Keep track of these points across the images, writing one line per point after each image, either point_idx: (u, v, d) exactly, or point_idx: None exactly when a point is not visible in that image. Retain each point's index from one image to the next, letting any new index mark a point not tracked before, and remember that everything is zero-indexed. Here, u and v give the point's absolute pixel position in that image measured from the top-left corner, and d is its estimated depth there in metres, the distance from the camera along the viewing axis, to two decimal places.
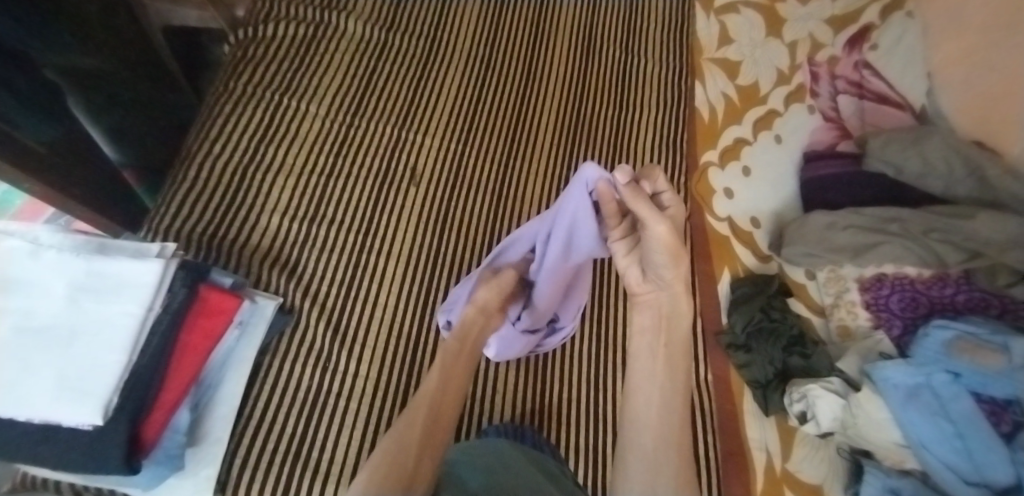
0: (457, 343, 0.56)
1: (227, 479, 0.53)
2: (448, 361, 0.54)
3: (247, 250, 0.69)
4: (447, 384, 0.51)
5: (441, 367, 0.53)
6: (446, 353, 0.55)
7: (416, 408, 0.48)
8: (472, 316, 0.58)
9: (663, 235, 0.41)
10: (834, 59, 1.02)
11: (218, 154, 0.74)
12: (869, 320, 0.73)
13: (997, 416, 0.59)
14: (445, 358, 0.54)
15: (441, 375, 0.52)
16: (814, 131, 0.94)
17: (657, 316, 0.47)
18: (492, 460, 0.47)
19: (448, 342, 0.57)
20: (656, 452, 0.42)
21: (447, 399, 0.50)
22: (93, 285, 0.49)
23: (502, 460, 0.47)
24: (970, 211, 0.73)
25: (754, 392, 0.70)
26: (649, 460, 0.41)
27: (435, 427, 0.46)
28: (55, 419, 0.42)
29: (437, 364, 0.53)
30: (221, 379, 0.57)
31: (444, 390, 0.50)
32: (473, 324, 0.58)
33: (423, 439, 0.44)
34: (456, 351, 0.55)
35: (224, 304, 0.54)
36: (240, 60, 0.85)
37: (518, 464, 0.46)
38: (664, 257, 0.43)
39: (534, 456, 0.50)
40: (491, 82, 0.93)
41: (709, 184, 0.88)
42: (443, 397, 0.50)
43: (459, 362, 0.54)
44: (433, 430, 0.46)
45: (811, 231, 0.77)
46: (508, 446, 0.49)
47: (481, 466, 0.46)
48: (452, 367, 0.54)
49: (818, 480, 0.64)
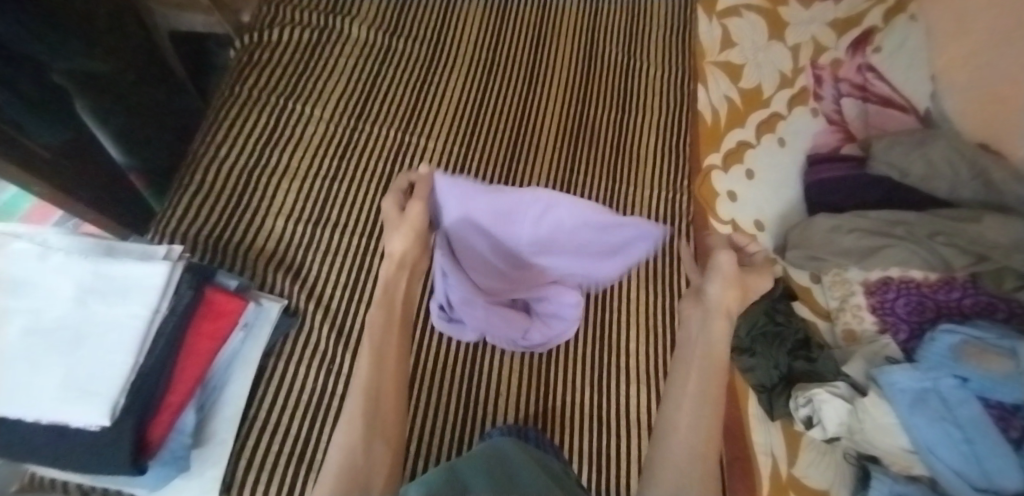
0: (383, 307, 0.55)
1: (231, 480, 0.53)
2: (375, 350, 0.50)
3: (251, 252, 0.69)
4: (381, 373, 0.49)
5: (371, 350, 0.50)
6: (374, 322, 0.53)
7: (353, 403, 0.46)
8: (389, 267, 0.57)
9: (726, 266, 0.54)
10: (837, 62, 1.02)
11: (224, 157, 0.75)
12: (875, 323, 0.73)
13: (1005, 422, 0.59)
14: (374, 335, 0.51)
15: (374, 361, 0.49)
16: (818, 134, 0.94)
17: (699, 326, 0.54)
18: (496, 460, 0.47)
19: (374, 310, 0.55)
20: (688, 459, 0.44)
21: (383, 382, 0.48)
22: (101, 287, 0.49)
23: (506, 461, 0.47)
24: (975, 215, 0.73)
25: (759, 396, 0.69)
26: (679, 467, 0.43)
27: (381, 418, 0.45)
28: (62, 419, 0.42)
29: (369, 348, 0.50)
30: (227, 380, 0.57)
31: (382, 377, 0.48)
32: (396, 278, 0.57)
33: (364, 436, 0.44)
34: (383, 329, 0.52)
35: (229, 305, 0.54)
36: (245, 64, 0.86)
37: (521, 464, 0.47)
38: (716, 279, 0.55)
39: (540, 459, 0.50)
40: (494, 86, 0.94)
41: (712, 187, 0.89)
42: (381, 381, 0.48)
43: (389, 335, 0.52)
44: (382, 420, 0.45)
45: (814, 235, 0.77)
46: (513, 447, 0.50)
47: (485, 467, 0.46)
48: (383, 350, 0.50)
49: (825, 484, 0.64)
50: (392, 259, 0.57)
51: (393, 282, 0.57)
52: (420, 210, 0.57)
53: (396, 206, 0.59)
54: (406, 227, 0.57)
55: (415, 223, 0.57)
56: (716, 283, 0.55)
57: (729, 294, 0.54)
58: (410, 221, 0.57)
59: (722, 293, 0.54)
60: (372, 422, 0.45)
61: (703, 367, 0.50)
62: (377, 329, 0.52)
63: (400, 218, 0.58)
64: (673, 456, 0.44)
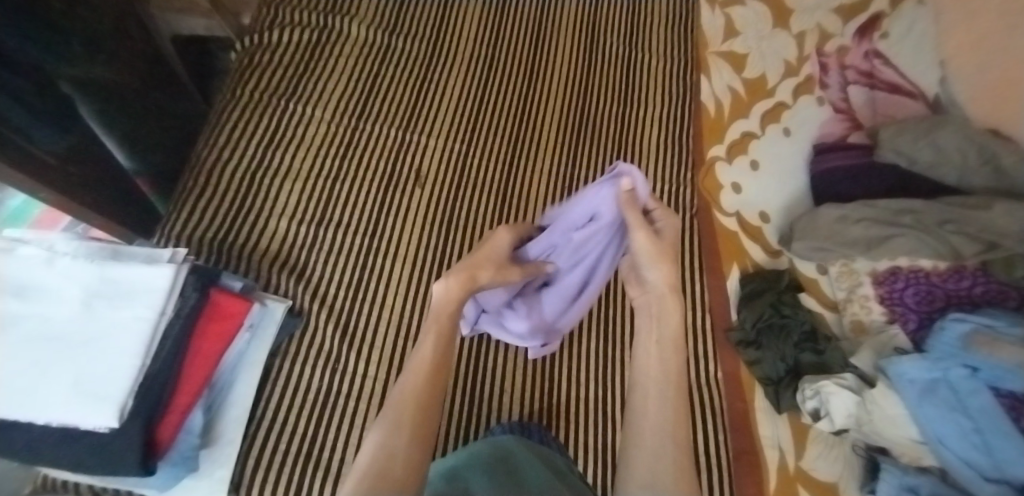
0: (450, 318, 0.48)
1: (241, 479, 0.54)
2: (433, 362, 0.45)
3: (255, 253, 0.69)
4: (433, 391, 0.43)
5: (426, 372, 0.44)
6: (437, 331, 0.47)
7: (396, 413, 0.41)
8: (460, 285, 0.49)
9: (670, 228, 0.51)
10: (844, 48, 1.00)
11: (226, 159, 0.75)
12: (883, 314, 0.72)
13: (1018, 411, 0.58)
14: (432, 349, 0.46)
15: (431, 379, 0.44)
16: (824, 122, 0.93)
17: (654, 301, 0.50)
18: (498, 455, 0.48)
19: (434, 319, 0.48)
20: (652, 461, 0.39)
21: (429, 397, 0.43)
22: (107, 291, 0.50)
23: (510, 457, 0.48)
24: (984, 201, 0.72)
25: (765, 389, 0.69)
26: (644, 471, 0.39)
27: (421, 426, 0.40)
28: (71, 422, 0.43)
29: (427, 362, 0.45)
30: (233, 381, 0.58)
31: (432, 389, 0.43)
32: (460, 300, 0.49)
33: (407, 436, 0.39)
34: (443, 349, 0.46)
35: (234, 307, 0.54)
36: (246, 66, 0.86)
37: (522, 457, 0.48)
38: (647, 263, 0.50)
39: (541, 452, 0.51)
40: (494, 82, 0.93)
41: (716, 179, 0.88)
42: (431, 392, 0.43)
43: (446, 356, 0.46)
44: (422, 427, 0.40)
45: (822, 225, 0.76)
46: (515, 443, 0.51)
47: (487, 466, 0.46)
48: (442, 366, 0.45)
49: (833, 478, 0.63)
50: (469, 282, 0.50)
51: (448, 297, 0.49)
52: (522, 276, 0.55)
53: (508, 249, 0.55)
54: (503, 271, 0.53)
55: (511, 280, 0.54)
56: (648, 264, 0.50)
57: (660, 268, 0.49)
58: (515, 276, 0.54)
59: (659, 274, 0.49)
60: (419, 429, 0.40)
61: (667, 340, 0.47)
62: (439, 344, 0.46)
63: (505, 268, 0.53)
64: (645, 445, 0.41)
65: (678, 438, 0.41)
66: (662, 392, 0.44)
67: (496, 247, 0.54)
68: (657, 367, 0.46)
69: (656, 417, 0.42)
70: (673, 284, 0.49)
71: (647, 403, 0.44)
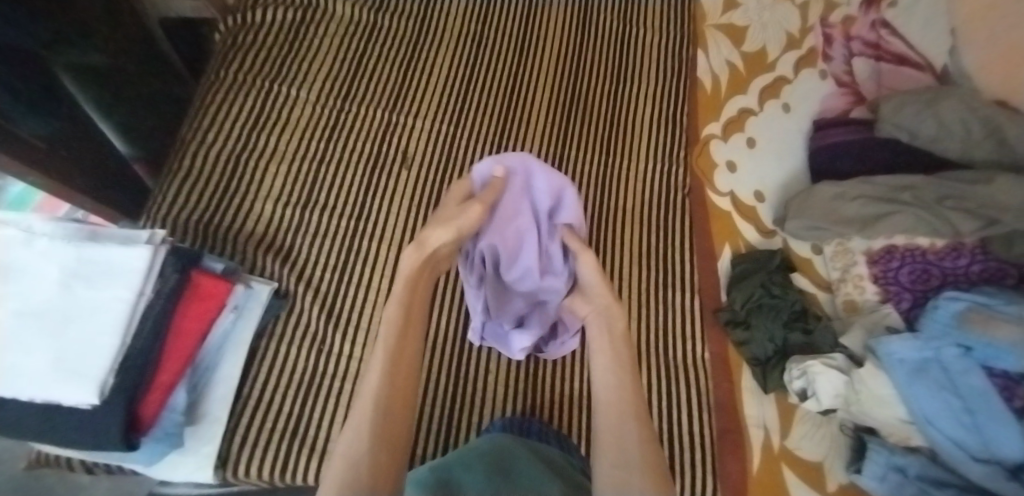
0: (403, 303, 0.50)
1: (228, 455, 0.56)
2: (394, 350, 0.46)
3: (241, 235, 0.70)
4: (393, 381, 0.45)
5: (386, 358, 0.46)
6: (391, 323, 0.49)
7: (361, 407, 0.42)
8: (415, 259, 0.52)
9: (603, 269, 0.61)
10: (849, 19, 0.97)
11: (211, 142, 0.76)
12: (877, 294, 0.70)
13: (1010, 391, 0.57)
14: (389, 342, 0.47)
15: (386, 374, 0.45)
16: (826, 97, 0.90)
17: (598, 325, 0.56)
18: (495, 453, 0.48)
19: (391, 309, 0.50)
20: (619, 429, 0.46)
21: (398, 382, 0.45)
22: (85, 271, 0.50)
23: (507, 454, 0.48)
24: (987, 175, 0.68)
25: (752, 369, 0.69)
26: (613, 440, 0.45)
27: (389, 424, 0.42)
28: (55, 398, 0.44)
29: (382, 353, 0.46)
30: (219, 362, 0.59)
31: (393, 383, 0.44)
32: (419, 272, 0.52)
33: (373, 438, 0.40)
34: (400, 335, 0.48)
35: (215, 288, 0.55)
36: (230, 47, 0.86)
37: (520, 456, 0.48)
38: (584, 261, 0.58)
39: (539, 449, 0.51)
40: (483, 60, 0.92)
41: (711, 158, 0.86)
42: (394, 385, 0.44)
43: (407, 341, 0.48)
44: (390, 428, 0.41)
45: (816, 203, 0.74)
46: (509, 439, 0.51)
47: (482, 464, 0.46)
48: (406, 355, 0.47)
49: (818, 457, 0.63)
50: (422, 249, 0.52)
51: (412, 275, 0.52)
52: (475, 214, 0.52)
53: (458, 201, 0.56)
54: (454, 223, 0.51)
55: (462, 224, 0.51)
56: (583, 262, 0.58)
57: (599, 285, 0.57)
58: (463, 220, 0.51)
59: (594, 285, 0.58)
60: (387, 437, 0.41)
61: (608, 353, 0.53)
62: (395, 330, 0.48)
63: (452, 217, 0.52)
64: (609, 422, 0.47)
65: (637, 410, 0.48)
66: (615, 365, 0.52)
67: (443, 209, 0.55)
68: (608, 384, 0.51)
69: (614, 387, 0.50)
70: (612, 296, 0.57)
71: (604, 390, 0.51)
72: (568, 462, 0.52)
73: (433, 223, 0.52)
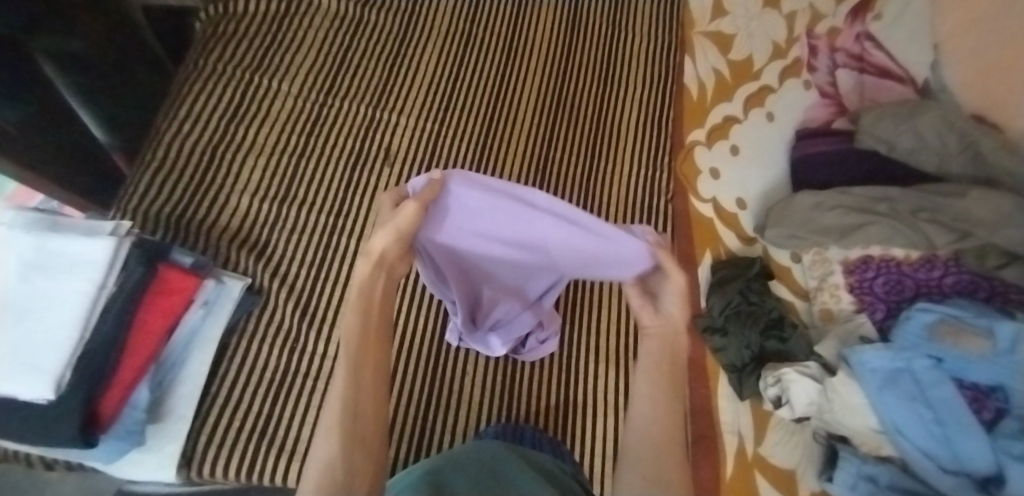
0: (360, 311, 0.44)
1: (192, 455, 0.54)
2: (357, 353, 0.42)
3: (215, 230, 0.69)
4: (359, 384, 0.41)
5: (348, 360, 0.42)
6: (350, 330, 0.43)
7: (332, 408, 0.40)
8: (365, 268, 0.45)
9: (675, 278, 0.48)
10: (834, 31, 0.98)
11: (186, 133, 0.74)
12: (853, 303, 0.70)
13: (979, 403, 0.58)
14: (349, 347, 0.42)
15: (350, 376, 0.41)
16: (809, 107, 0.90)
17: (656, 348, 0.48)
18: (484, 461, 0.43)
19: (349, 317, 0.44)
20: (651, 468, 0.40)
21: (365, 385, 0.41)
22: (43, 262, 0.49)
23: (495, 460, 0.43)
24: (962, 189, 0.70)
25: (729, 376, 0.69)
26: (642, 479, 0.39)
27: (359, 426, 0.39)
28: (10, 392, 0.43)
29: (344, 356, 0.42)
30: (186, 358, 0.58)
31: (360, 385, 0.41)
32: (372, 281, 0.45)
33: (344, 443, 0.38)
34: (362, 338, 0.43)
35: (183, 283, 0.53)
36: (211, 37, 0.84)
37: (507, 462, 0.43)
38: (670, 287, 0.48)
39: (529, 457, 0.46)
40: (469, 59, 0.91)
41: (695, 164, 0.86)
42: (361, 390, 0.41)
43: (372, 343, 0.44)
44: (361, 429, 0.39)
45: (797, 213, 0.74)
46: (501, 446, 0.46)
47: (470, 471, 0.41)
48: (373, 355, 0.43)
49: (791, 464, 0.63)
50: (369, 259, 0.45)
51: (370, 284, 0.45)
52: (416, 212, 0.44)
53: (391, 202, 0.47)
54: (394, 224, 0.44)
55: (407, 226, 0.45)
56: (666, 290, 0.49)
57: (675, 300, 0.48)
58: (403, 220, 0.44)
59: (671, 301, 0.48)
60: (355, 439, 0.38)
61: (658, 369, 0.46)
62: (355, 334, 0.43)
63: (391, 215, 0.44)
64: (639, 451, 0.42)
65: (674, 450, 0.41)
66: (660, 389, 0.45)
67: (378, 213, 0.47)
68: (649, 407, 0.44)
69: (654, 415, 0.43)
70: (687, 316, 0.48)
71: (639, 415, 0.44)
72: (559, 468, 0.46)
73: (375, 225, 0.45)
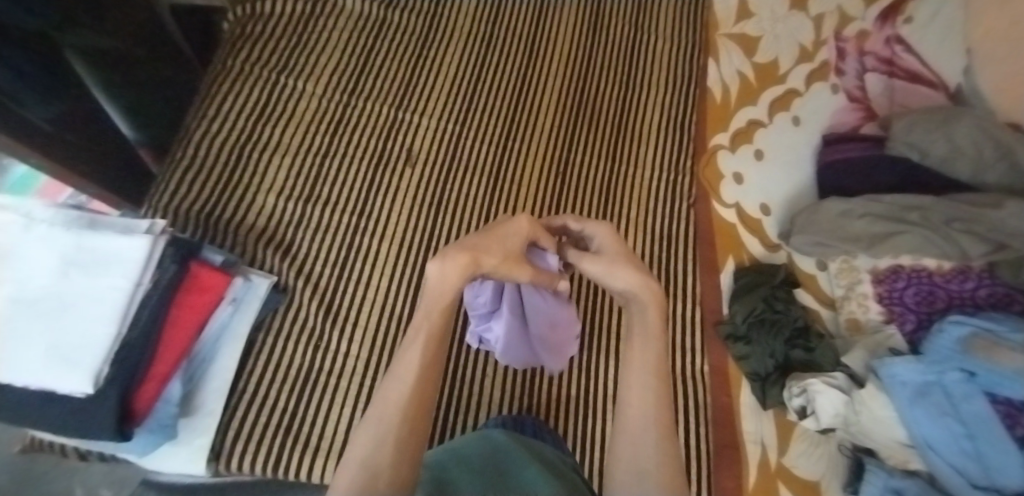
0: (440, 313, 0.41)
1: (220, 449, 0.55)
2: (424, 363, 0.40)
3: (242, 228, 0.70)
4: (421, 392, 0.39)
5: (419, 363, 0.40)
6: (427, 331, 0.41)
7: (382, 417, 0.38)
8: (463, 271, 0.39)
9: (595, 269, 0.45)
10: (863, 34, 0.96)
11: (215, 132, 0.76)
12: (881, 314, 0.69)
13: (1012, 419, 0.56)
14: (425, 351, 0.40)
15: (415, 381, 0.39)
16: (836, 111, 0.89)
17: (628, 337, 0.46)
18: (490, 456, 0.44)
19: (429, 316, 0.41)
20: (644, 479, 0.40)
21: (424, 392, 0.40)
22: (80, 260, 0.50)
23: (500, 455, 0.44)
24: (997, 199, 0.67)
25: (752, 385, 0.68)
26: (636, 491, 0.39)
27: (408, 438, 0.37)
28: (52, 385, 0.44)
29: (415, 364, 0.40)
30: (215, 354, 0.59)
31: (422, 392, 0.39)
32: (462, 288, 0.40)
33: (395, 449, 0.36)
34: (435, 343, 0.41)
35: (213, 281, 0.54)
36: (237, 37, 0.85)
37: (517, 457, 0.44)
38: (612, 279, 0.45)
39: (537, 450, 0.46)
40: (491, 61, 0.91)
41: (717, 169, 0.85)
42: (415, 399, 0.39)
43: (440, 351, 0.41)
44: (411, 433, 0.38)
45: (824, 219, 0.73)
46: (506, 438, 0.47)
47: (479, 467, 0.43)
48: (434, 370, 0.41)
49: (816, 476, 0.63)
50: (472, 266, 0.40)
51: (446, 286, 0.40)
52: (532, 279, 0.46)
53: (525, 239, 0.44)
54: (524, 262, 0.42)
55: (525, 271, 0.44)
56: (609, 274, 0.44)
57: (623, 274, 0.43)
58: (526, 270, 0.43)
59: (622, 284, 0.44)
60: (406, 442, 0.37)
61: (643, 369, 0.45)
62: (431, 342, 0.41)
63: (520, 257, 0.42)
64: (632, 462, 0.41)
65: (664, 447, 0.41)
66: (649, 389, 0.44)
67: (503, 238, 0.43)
68: (643, 408, 0.43)
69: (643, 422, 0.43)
70: (643, 284, 0.44)
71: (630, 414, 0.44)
72: (563, 462, 0.47)
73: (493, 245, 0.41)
